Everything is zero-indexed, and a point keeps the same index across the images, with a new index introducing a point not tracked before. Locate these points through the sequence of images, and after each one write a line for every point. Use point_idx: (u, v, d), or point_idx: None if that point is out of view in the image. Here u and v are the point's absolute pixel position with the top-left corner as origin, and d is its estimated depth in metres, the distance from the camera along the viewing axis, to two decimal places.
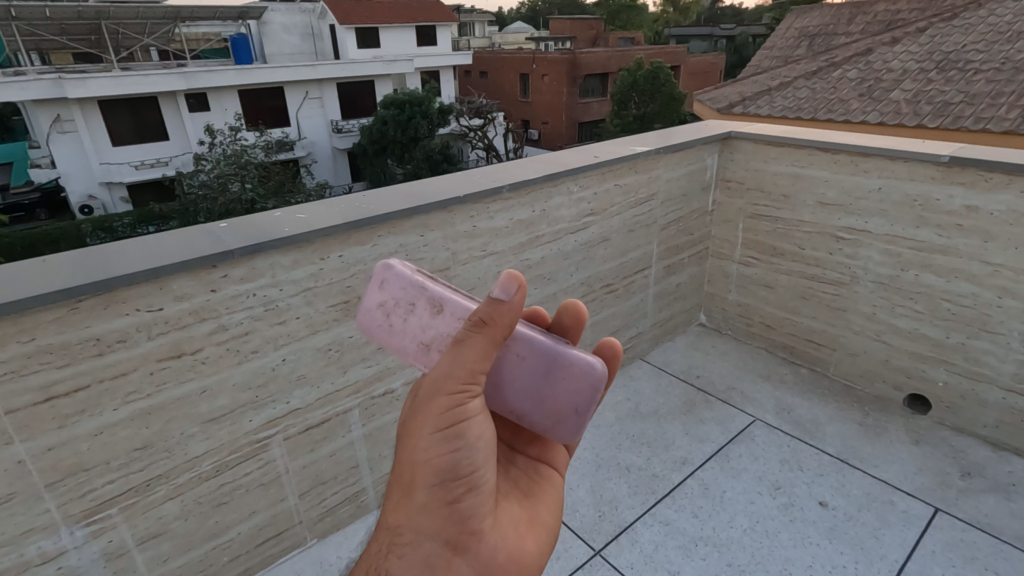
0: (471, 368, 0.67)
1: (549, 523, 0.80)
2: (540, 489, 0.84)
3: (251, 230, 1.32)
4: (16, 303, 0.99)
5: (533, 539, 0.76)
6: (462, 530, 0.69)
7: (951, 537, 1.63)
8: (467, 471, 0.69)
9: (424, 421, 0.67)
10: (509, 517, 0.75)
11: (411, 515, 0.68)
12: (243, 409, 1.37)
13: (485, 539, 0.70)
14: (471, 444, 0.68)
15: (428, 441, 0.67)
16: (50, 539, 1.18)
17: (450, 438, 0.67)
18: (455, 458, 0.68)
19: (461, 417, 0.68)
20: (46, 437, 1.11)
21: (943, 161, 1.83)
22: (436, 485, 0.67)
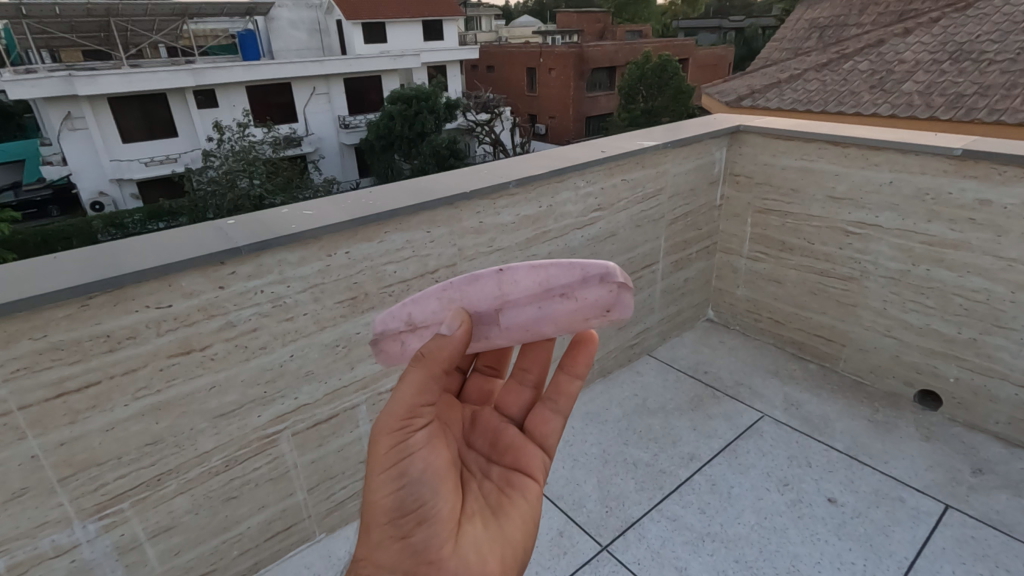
0: (411, 407, 0.73)
1: (517, 541, 0.80)
2: (511, 506, 0.83)
3: (258, 228, 1.32)
4: (27, 300, 1.00)
5: (495, 558, 0.76)
6: (418, 560, 0.71)
7: (962, 534, 1.62)
8: (412, 503, 0.72)
9: (375, 461, 0.72)
10: (475, 539, 0.76)
11: (369, 553, 0.72)
12: (252, 405, 1.38)
13: (445, 565, 0.71)
14: (413, 478, 0.72)
15: (375, 481, 0.72)
16: (63, 533, 1.20)
17: (395, 471, 0.72)
18: (401, 495, 0.72)
19: (404, 452, 0.73)
20: (59, 432, 1.12)
21: (955, 154, 1.80)
22: (386, 522, 0.72)
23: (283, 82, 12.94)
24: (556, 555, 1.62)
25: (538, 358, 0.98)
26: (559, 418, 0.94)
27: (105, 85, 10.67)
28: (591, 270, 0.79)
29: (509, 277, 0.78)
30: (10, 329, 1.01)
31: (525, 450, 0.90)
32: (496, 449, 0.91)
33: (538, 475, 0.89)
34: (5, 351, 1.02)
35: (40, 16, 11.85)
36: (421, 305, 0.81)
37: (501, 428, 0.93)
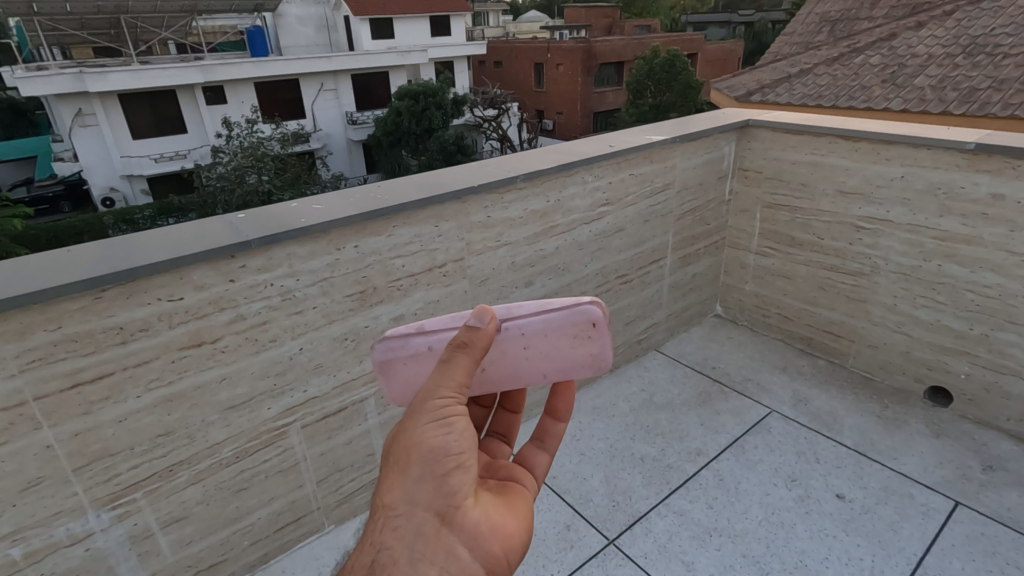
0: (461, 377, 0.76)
1: (529, 521, 0.81)
2: (519, 494, 0.85)
3: (267, 221, 1.33)
4: (42, 292, 1.01)
5: (514, 521, 0.78)
6: (450, 506, 0.72)
7: (971, 530, 1.61)
8: (454, 450, 0.74)
9: (423, 408, 0.74)
10: (494, 505, 0.78)
11: (405, 494, 0.71)
12: (262, 397, 1.40)
13: (472, 518, 0.73)
14: (457, 431, 0.75)
15: (422, 425, 0.73)
16: (77, 521, 1.22)
17: (442, 420, 0.74)
18: (446, 438, 0.73)
19: (451, 406, 0.75)
20: (73, 423, 1.14)
21: (968, 149, 1.79)
22: (427, 465, 0.72)
23: (290, 78, 12.98)
24: (562, 548, 1.62)
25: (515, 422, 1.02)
26: (546, 454, 0.97)
27: (115, 81, 10.76)
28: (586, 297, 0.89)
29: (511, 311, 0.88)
30: (26, 320, 1.03)
31: (517, 468, 0.92)
32: (492, 467, 0.91)
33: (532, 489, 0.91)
34: (20, 342, 1.04)
35: (51, 13, 11.96)
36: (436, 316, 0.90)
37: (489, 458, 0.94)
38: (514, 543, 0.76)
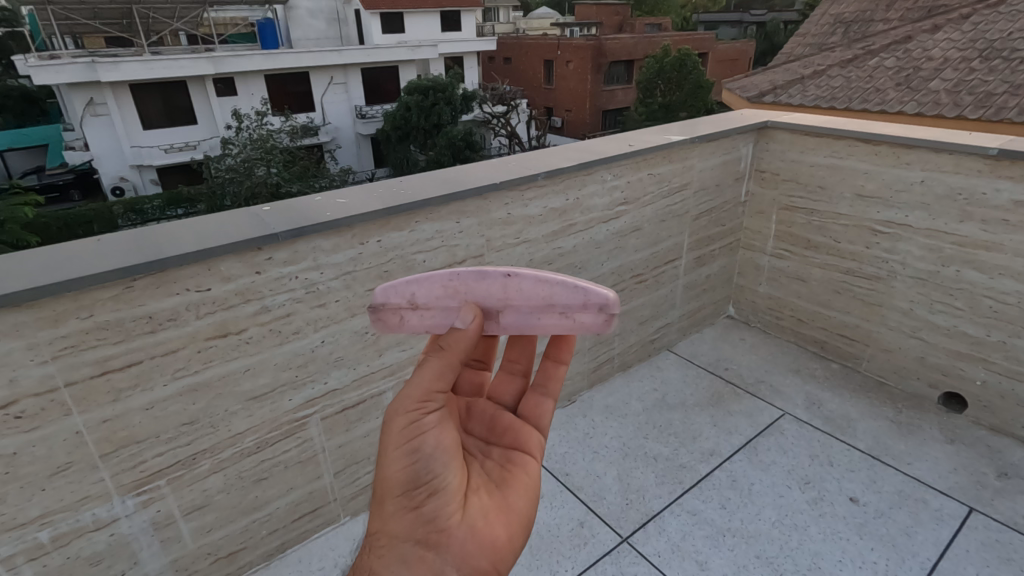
0: (425, 392, 0.74)
1: (519, 509, 0.78)
2: (514, 479, 0.81)
3: (293, 214, 1.34)
4: (74, 281, 1.03)
5: (503, 528, 0.75)
6: (429, 528, 0.71)
7: (986, 537, 1.61)
8: (425, 477, 0.72)
9: (392, 443, 0.73)
10: (481, 508, 0.75)
11: (384, 527, 0.71)
12: (284, 388, 1.41)
13: (454, 535, 0.71)
14: (425, 455, 0.73)
15: (389, 460, 0.73)
16: (104, 507, 1.23)
17: (410, 448, 0.73)
18: (416, 467, 0.72)
19: (414, 428, 0.73)
20: (102, 410, 1.16)
21: (991, 154, 1.78)
22: (400, 497, 0.71)
23: (301, 70, 13.01)
24: (576, 545, 1.63)
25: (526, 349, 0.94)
26: (550, 402, 0.92)
27: (127, 71, 10.87)
28: (594, 295, 0.76)
29: (514, 283, 0.78)
30: (59, 307, 1.05)
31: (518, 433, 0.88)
32: (494, 432, 0.87)
33: (534, 451, 0.86)
34: (53, 329, 1.06)
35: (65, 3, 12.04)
36: (429, 285, 0.81)
37: (496, 410, 0.90)
38: (503, 544, 0.74)
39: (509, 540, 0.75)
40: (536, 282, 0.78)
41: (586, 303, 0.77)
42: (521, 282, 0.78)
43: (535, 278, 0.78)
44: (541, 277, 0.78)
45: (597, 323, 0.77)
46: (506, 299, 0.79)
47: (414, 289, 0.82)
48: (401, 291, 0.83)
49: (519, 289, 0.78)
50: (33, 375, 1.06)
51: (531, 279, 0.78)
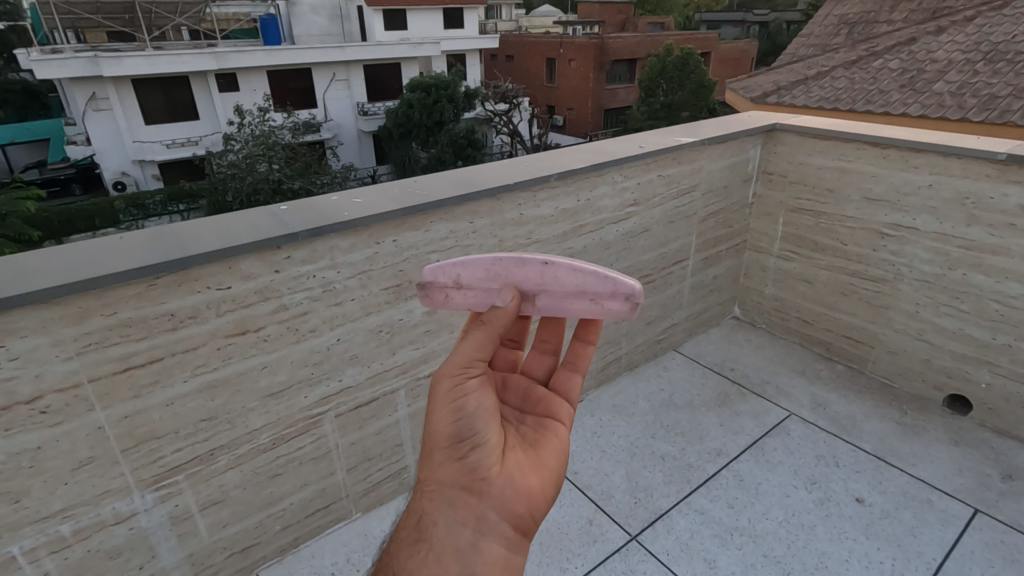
0: (468, 356, 0.74)
1: (555, 469, 0.76)
2: (551, 441, 0.80)
3: (311, 213, 1.36)
4: (100, 278, 1.04)
5: (542, 482, 0.74)
6: (473, 478, 0.70)
7: (991, 538, 1.63)
8: (469, 431, 0.72)
9: (438, 398, 0.72)
10: (519, 463, 0.74)
11: (430, 476, 0.70)
12: (300, 385, 1.43)
13: (495, 484, 0.70)
14: (470, 410, 0.72)
15: (435, 414, 0.72)
16: (123, 501, 1.25)
17: (455, 402, 0.72)
18: (461, 421, 0.72)
19: (459, 384, 0.73)
20: (124, 405, 1.17)
21: (1000, 159, 1.79)
22: (445, 449, 0.71)
23: (303, 67, 13.00)
24: (585, 543, 1.65)
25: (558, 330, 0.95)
26: (580, 377, 0.91)
27: (129, 66, 10.86)
28: (622, 285, 0.81)
29: (551, 269, 0.82)
30: (85, 305, 1.06)
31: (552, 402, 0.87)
32: (528, 401, 0.86)
33: (564, 420, 0.85)
34: (79, 326, 1.07)
35: None
36: (473, 267, 0.85)
37: (529, 382, 0.89)
38: (540, 498, 0.73)
39: (546, 496, 0.73)
40: (572, 271, 0.81)
41: (615, 292, 0.81)
42: (558, 271, 0.81)
43: (571, 267, 0.81)
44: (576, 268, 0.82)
45: (623, 310, 0.81)
46: (542, 284, 0.82)
47: (459, 271, 0.86)
48: (447, 272, 0.86)
49: (554, 276, 0.82)
50: (58, 371, 1.08)
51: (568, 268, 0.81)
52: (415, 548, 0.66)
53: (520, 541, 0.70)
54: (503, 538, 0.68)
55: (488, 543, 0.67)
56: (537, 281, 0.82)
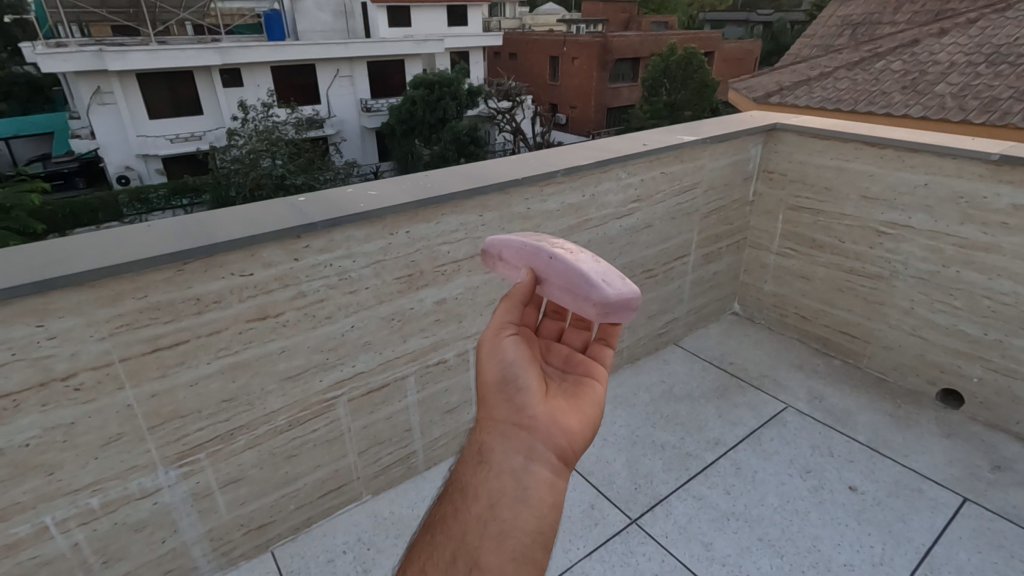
0: (500, 320, 0.84)
1: (600, 416, 0.78)
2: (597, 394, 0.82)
3: (328, 205, 1.42)
4: (133, 263, 1.10)
5: (586, 424, 0.76)
6: (519, 413, 0.74)
7: (978, 525, 1.69)
8: (512, 375, 0.78)
9: (484, 349, 0.81)
10: (562, 405, 0.76)
11: (482, 414, 0.76)
12: (315, 370, 1.49)
13: (539, 418, 0.73)
14: (512, 357, 0.79)
15: (483, 363, 0.80)
16: (149, 477, 1.31)
17: (498, 351, 0.80)
18: (505, 368, 0.78)
19: (498, 339, 0.81)
20: (151, 384, 1.24)
21: (993, 159, 1.85)
22: (494, 391, 0.77)
23: (308, 63, 13.05)
24: (587, 526, 1.71)
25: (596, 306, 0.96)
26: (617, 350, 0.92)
27: (134, 61, 10.92)
28: (595, 292, 0.84)
29: (556, 262, 0.87)
30: (118, 288, 1.12)
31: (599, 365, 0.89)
32: (569, 363, 0.88)
33: (602, 379, 0.86)
34: (112, 307, 1.13)
35: None
36: (510, 246, 0.94)
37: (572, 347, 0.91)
38: (582, 437, 0.74)
39: (589, 437, 0.75)
40: (569, 267, 0.86)
41: (602, 293, 0.84)
42: (560, 263, 0.87)
43: (568, 263, 0.86)
44: (576, 264, 0.86)
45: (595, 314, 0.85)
46: (542, 275, 0.90)
47: (501, 247, 0.96)
48: (494, 245, 0.98)
49: (551, 271, 0.88)
50: (92, 350, 1.14)
51: (568, 262, 0.86)
52: (476, 470, 0.69)
53: (568, 471, 0.71)
54: (551, 464, 0.69)
55: (536, 467, 0.69)
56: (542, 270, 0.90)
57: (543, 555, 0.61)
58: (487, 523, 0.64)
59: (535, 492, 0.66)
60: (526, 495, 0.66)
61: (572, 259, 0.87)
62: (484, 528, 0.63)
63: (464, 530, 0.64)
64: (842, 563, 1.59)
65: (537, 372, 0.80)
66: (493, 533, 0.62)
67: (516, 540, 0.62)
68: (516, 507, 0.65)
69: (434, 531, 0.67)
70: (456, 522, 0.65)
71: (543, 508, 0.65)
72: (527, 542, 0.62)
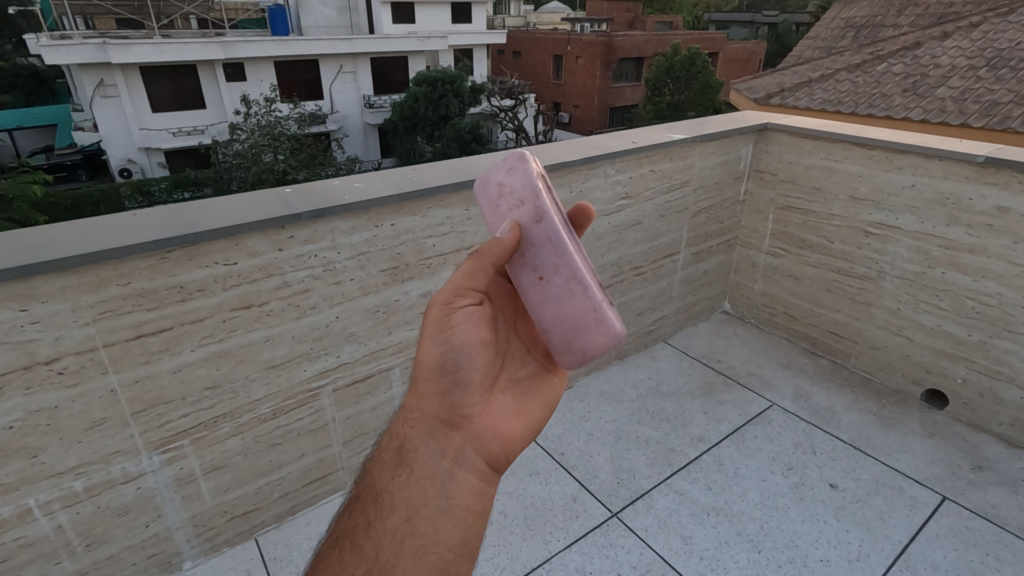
0: (458, 286, 0.77)
1: (535, 418, 0.82)
2: (537, 388, 0.85)
3: (313, 196, 1.43)
4: (115, 251, 1.12)
5: (520, 430, 0.80)
6: (453, 413, 0.76)
7: (956, 523, 1.70)
8: (454, 365, 0.77)
9: (430, 325, 0.76)
10: (502, 407, 0.80)
11: (416, 402, 0.77)
12: (300, 359, 1.50)
13: (473, 420, 0.77)
14: (457, 342, 0.76)
15: (424, 340, 0.76)
16: (132, 461, 1.33)
17: (444, 334, 0.76)
18: (448, 357, 0.76)
19: (451, 317, 0.76)
20: (134, 370, 1.25)
21: (978, 161, 1.86)
22: (429, 379, 0.76)
23: (310, 58, 13.06)
24: (568, 518, 1.73)
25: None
26: None
27: (137, 54, 10.94)
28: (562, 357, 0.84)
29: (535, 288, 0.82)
30: (101, 274, 1.14)
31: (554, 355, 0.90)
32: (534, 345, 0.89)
33: (562, 376, 0.90)
34: (95, 294, 1.15)
35: None
36: (493, 216, 0.85)
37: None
38: (516, 441, 0.79)
39: (523, 440, 0.80)
40: (541, 307, 0.82)
41: (580, 349, 0.82)
42: (530, 297, 0.83)
43: (544, 308, 0.82)
44: (550, 305, 0.82)
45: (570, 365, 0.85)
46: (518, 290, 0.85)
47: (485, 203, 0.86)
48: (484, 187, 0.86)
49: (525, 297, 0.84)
50: (76, 336, 1.16)
51: (538, 299, 0.82)
52: (397, 470, 0.74)
53: (494, 476, 0.77)
54: (479, 470, 0.75)
55: (464, 473, 0.74)
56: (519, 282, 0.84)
57: (467, 566, 0.69)
58: (405, 537, 0.70)
59: (457, 501, 0.72)
60: (447, 504, 0.71)
61: (545, 293, 0.82)
62: (401, 542, 0.69)
63: (380, 546, 0.69)
64: (819, 558, 1.60)
65: (483, 362, 0.79)
66: (412, 549, 0.69)
67: (436, 555, 0.68)
68: (437, 518, 0.71)
69: (352, 536, 0.73)
70: (374, 535, 0.71)
71: (468, 519, 0.72)
72: (450, 557, 0.69)
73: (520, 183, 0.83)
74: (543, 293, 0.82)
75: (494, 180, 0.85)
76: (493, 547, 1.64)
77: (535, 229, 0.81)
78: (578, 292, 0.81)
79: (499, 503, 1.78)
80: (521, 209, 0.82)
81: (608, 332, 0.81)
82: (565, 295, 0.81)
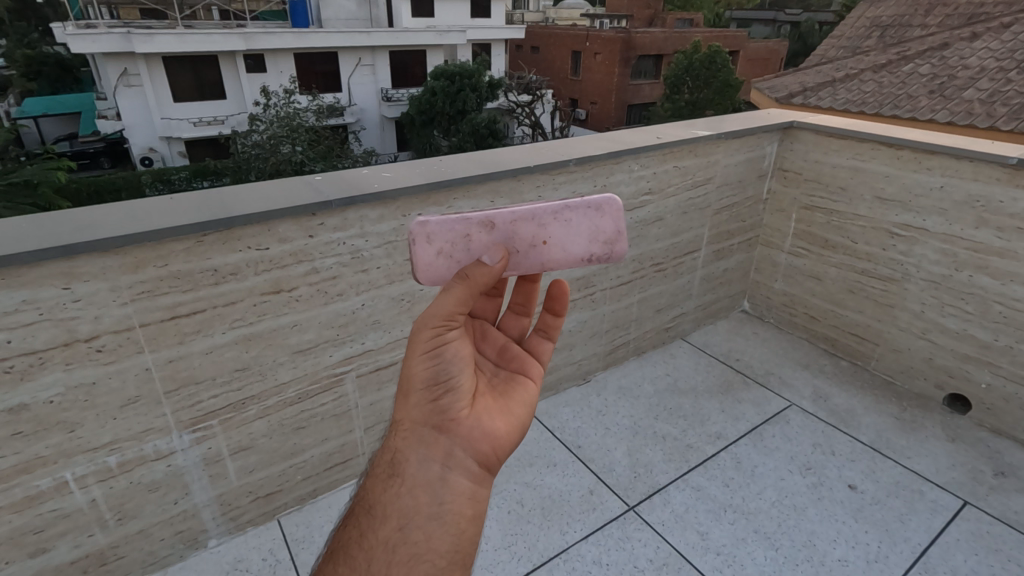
0: (448, 311, 0.74)
1: (520, 417, 0.81)
2: (518, 390, 0.85)
3: (343, 185, 1.45)
4: (154, 233, 1.15)
5: (508, 431, 0.79)
6: (444, 418, 0.75)
7: (976, 529, 1.69)
8: (444, 375, 0.75)
9: (417, 342, 0.74)
10: (489, 408, 0.79)
11: (404, 414, 0.75)
12: (326, 345, 1.53)
13: (463, 425, 0.75)
14: (447, 356, 0.75)
15: (412, 357, 0.74)
16: (164, 439, 1.37)
17: (432, 348, 0.75)
18: (436, 369, 0.75)
19: (439, 334, 0.75)
20: (169, 350, 1.29)
21: (1010, 163, 1.83)
22: (420, 391, 0.74)
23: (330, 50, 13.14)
24: (585, 510, 1.74)
25: (533, 292, 0.95)
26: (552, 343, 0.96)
27: (161, 43, 11.11)
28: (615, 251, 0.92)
29: (546, 253, 0.87)
30: (141, 255, 1.18)
31: (528, 358, 0.91)
32: (504, 357, 0.90)
33: (535, 375, 0.89)
34: (134, 275, 1.18)
35: None
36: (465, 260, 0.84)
37: (505, 339, 0.93)
38: (505, 441, 0.78)
39: (511, 442, 0.79)
40: (568, 253, 0.88)
41: (603, 234, 0.91)
42: (552, 260, 0.88)
43: (567, 248, 0.88)
44: (569, 242, 0.88)
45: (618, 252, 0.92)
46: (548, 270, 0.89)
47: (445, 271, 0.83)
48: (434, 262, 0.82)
49: (558, 264, 0.88)
50: (115, 315, 1.19)
51: (562, 251, 0.88)
52: (388, 483, 0.72)
53: (487, 478, 0.76)
54: (470, 473, 0.74)
55: (456, 478, 0.72)
56: (540, 264, 0.87)
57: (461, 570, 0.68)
58: (397, 547, 0.67)
59: (450, 506, 0.71)
60: (440, 510, 0.70)
61: (557, 241, 0.87)
62: (393, 552, 0.67)
63: (372, 557, 0.66)
64: (837, 558, 1.60)
65: (470, 370, 0.78)
66: (404, 558, 0.66)
67: (429, 563, 0.66)
68: (429, 525, 0.69)
69: (339, 556, 0.69)
70: (366, 546, 0.67)
71: (461, 524, 0.70)
72: (443, 564, 0.67)
73: (455, 224, 0.82)
74: (557, 241, 0.87)
75: (429, 258, 0.82)
76: (511, 536, 1.66)
77: (512, 223, 0.84)
78: (573, 206, 0.88)
79: (516, 493, 1.80)
80: (475, 235, 0.83)
81: (616, 203, 0.91)
82: (569, 225, 0.88)
